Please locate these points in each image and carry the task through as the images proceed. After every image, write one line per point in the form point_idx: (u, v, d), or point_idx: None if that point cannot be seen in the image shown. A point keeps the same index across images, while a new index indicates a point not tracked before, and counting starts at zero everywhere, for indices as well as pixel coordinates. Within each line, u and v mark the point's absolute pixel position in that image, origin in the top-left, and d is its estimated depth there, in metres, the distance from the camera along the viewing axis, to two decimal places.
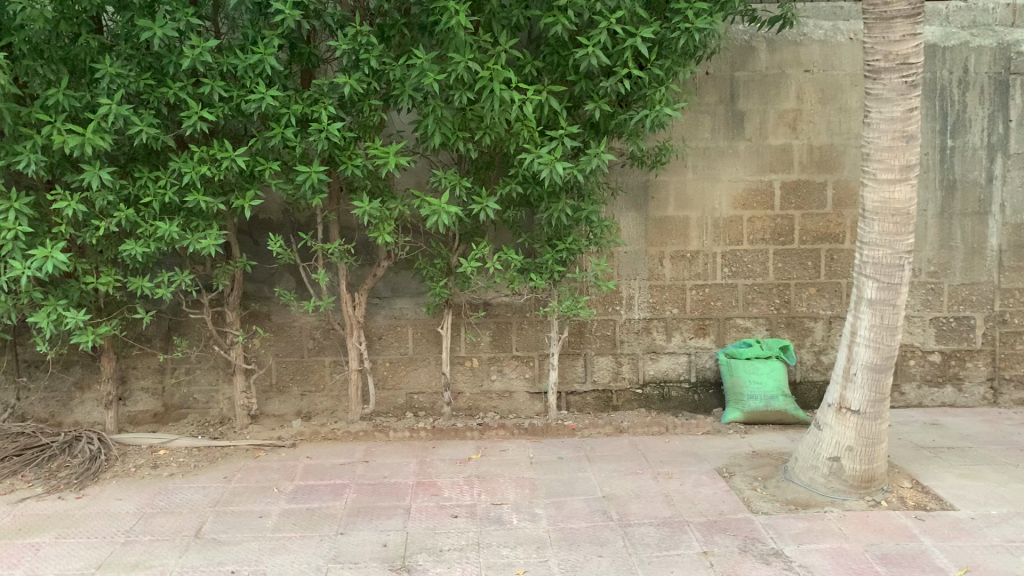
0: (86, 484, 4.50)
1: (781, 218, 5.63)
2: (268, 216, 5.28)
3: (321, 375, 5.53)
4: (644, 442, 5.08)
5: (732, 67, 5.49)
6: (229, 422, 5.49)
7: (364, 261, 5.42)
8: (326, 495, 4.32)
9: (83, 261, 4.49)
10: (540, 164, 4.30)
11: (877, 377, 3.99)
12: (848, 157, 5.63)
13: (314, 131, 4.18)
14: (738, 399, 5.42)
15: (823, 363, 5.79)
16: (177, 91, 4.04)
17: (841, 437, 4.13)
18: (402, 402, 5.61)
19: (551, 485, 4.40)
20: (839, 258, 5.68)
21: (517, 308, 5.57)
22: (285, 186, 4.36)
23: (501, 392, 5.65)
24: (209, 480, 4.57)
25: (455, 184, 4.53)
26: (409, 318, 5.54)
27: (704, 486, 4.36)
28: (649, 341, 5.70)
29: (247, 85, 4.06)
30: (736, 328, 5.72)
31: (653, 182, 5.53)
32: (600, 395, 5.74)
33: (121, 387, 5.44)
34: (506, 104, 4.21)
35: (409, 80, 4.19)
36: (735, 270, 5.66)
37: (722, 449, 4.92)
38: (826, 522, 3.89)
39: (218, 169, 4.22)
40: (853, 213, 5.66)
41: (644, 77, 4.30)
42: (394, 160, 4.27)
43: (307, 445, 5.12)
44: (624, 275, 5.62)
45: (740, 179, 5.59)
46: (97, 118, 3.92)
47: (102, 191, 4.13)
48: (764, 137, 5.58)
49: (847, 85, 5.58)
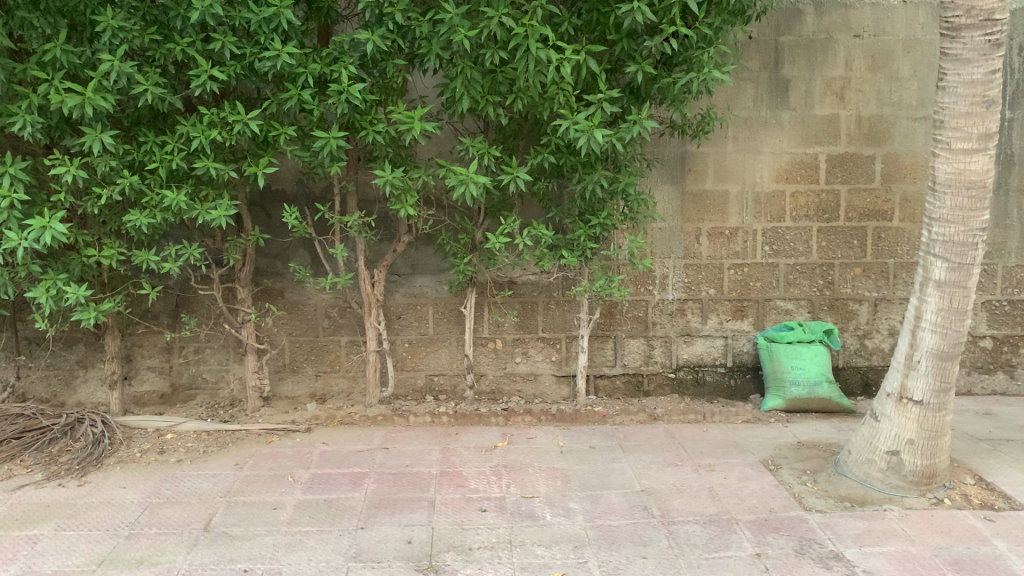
0: (89, 470, 4.22)
1: (825, 192, 5.29)
2: (281, 186, 4.98)
3: (337, 355, 5.23)
4: (681, 431, 4.78)
5: (777, 31, 5.13)
6: (240, 404, 5.21)
7: (383, 236, 5.10)
8: (344, 485, 4.03)
9: (85, 232, 4.20)
10: (576, 131, 3.97)
11: (944, 365, 3.66)
12: (898, 129, 5.27)
13: (333, 93, 3.85)
14: (780, 385, 5.10)
15: (867, 347, 5.47)
16: (185, 47, 3.71)
17: (901, 430, 3.82)
18: (422, 385, 5.31)
19: (585, 477, 4.10)
20: (886, 236, 5.34)
21: (544, 287, 5.26)
22: (301, 154, 4.05)
23: (526, 375, 5.35)
24: (219, 468, 4.28)
25: (483, 152, 4.19)
26: (429, 296, 5.23)
27: (750, 479, 4.06)
28: (684, 323, 5.38)
29: (262, 42, 3.73)
30: (776, 310, 5.40)
31: (691, 153, 5.19)
32: (630, 379, 5.44)
33: (127, 366, 5.16)
34: (541, 64, 3.87)
35: (436, 38, 3.84)
36: (776, 248, 5.33)
37: (764, 440, 4.61)
38: (887, 522, 3.59)
39: (229, 134, 3.90)
40: (903, 188, 5.31)
41: (692, 36, 3.97)
42: (420, 125, 3.94)
43: (323, 430, 4.83)
44: (658, 253, 5.30)
45: (784, 151, 5.25)
46: (98, 77, 3.60)
47: (104, 156, 3.82)
48: (810, 106, 5.22)
49: (899, 52, 5.21)
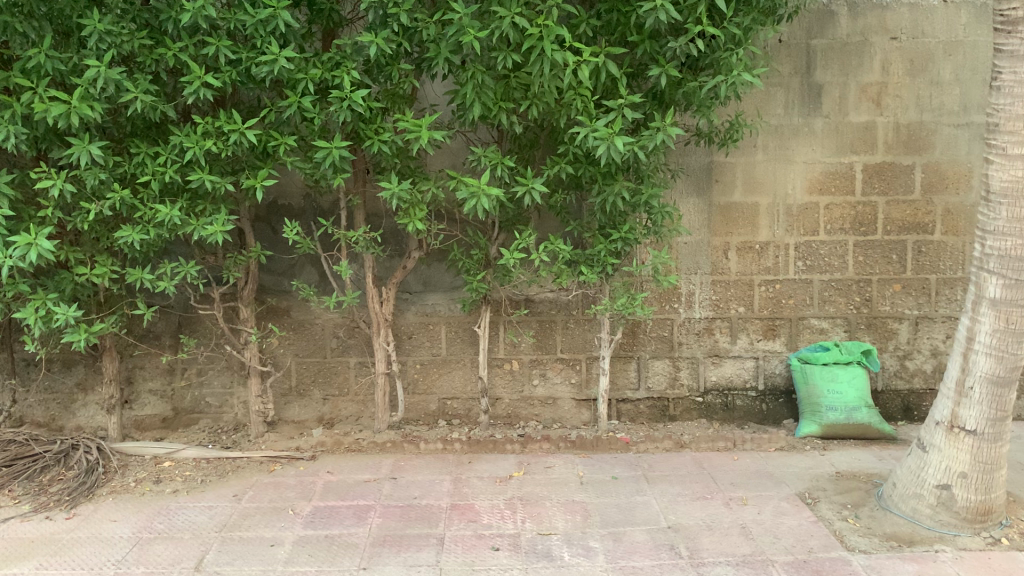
0: (79, 501, 3.98)
1: (862, 204, 4.98)
2: (287, 201, 4.75)
3: (345, 378, 4.97)
4: (710, 460, 4.47)
5: (809, 33, 4.84)
6: (245, 429, 4.96)
7: (393, 251, 4.85)
8: (348, 520, 3.76)
9: (76, 250, 3.98)
10: (595, 140, 3.71)
11: (999, 392, 3.34)
12: (940, 136, 4.95)
13: (335, 100, 3.61)
14: (815, 410, 4.77)
15: (908, 369, 5.13)
16: (176, 52, 3.50)
17: (952, 462, 3.48)
18: (434, 409, 5.04)
19: (606, 511, 3.80)
20: (927, 250, 5.02)
21: (563, 305, 4.97)
22: (302, 165, 3.81)
23: (544, 399, 5.06)
24: (217, 499, 4.03)
25: (496, 162, 3.93)
26: (442, 315, 4.96)
27: (786, 515, 3.73)
28: (712, 344, 5.08)
29: (258, 46, 3.51)
30: (810, 329, 5.08)
31: (718, 163, 4.90)
32: (654, 404, 5.13)
33: (127, 389, 4.93)
34: (557, 68, 3.61)
35: (444, 40, 3.59)
36: (809, 263, 5.02)
37: (801, 470, 4.29)
38: (939, 566, 3.27)
39: (225, 145, 3.67)
40: (946, 199, 4.99)
41: (721, 36, 3.70)
42: (428, 134, 3.68)
43: (328, 457, 4.57)
44: (684, 269, 5.00)
45: (817, 160, 4.95)
46: (84, 84, 3.39)
47: (93, 168, 3.60)
48: (844, 113, 4.92)
49: (940, 55, 4.90)
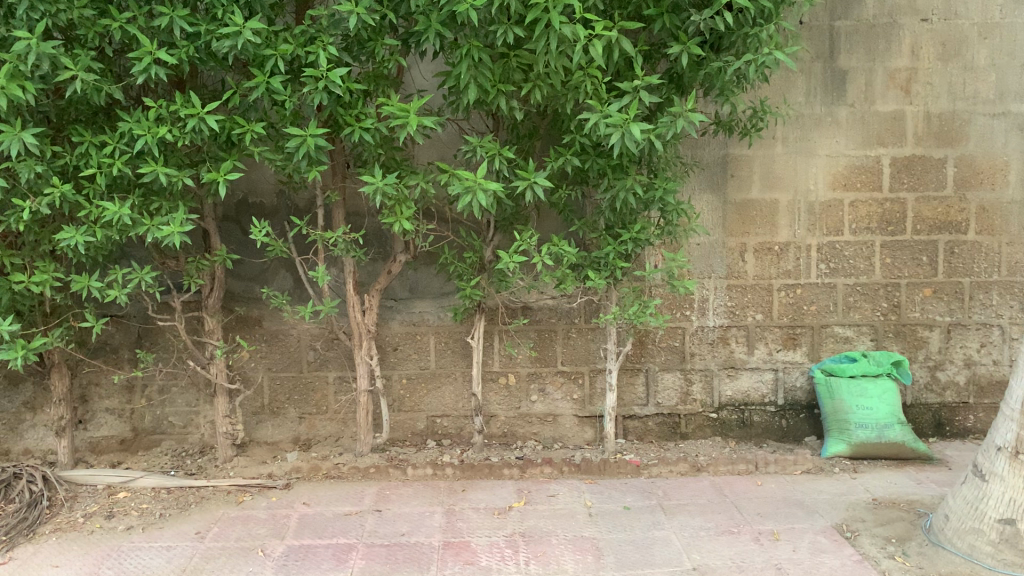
0: (16, 543, 3.47)
1: (890, 202, 4.55)
2: (258, 199, 4.28)
3: (323, 394, 4.49)
4: (732, 485, 4.02)
5: (833, 14, 4.42)
6: (212, 452, 4.46)
7: (376, 254, 4.38)
8: (326, 563, 3.27)
9: (13, 254, 3.47)
10: (607, 127, 3.24)
11: None
12: (974, 127, 4.53)
13: (309, 81, 3.13)
14: (842, 428, 4.34)
15: (939, 381, 4.71)
16: (123, 24, 3.01)
17: (1017, 494, 3.03)
18: (422, 428, 4.57)
19: (621, 550, 3.34)
20: (960, 252, 4.60)
21: (564, 313, 4.52)
22: (273, 156, 3.32)
23: (544, 416, 4.59)
24: (176, 538, 3.53)
25: (494, 153, 3.45)
26: (430, 324, 4.49)
27: (825, 553, 3.29)
28: (727, 354, 4.63)
29: (219, 16, 3.03)
30: (834, 338, 4.65)
31: (733, 156, 4.47)
32: (664, 420, 4.68)
33: (81, 408, 4.42)
34: (565, 44, 3.14)
35: (436, 12, 3.13)
36: (833, 266, 4.58)
37: (833, 497, 3.85)
38: None
39: (182, 132, 3.18)
40: (981, 196, 4.57)
41: (750, 9, 3.26)
42: (416, 120, 3.20)
43: (303, 486, 4.08)
44: (697, 272, 4.56)
45: (841, 153, 4.52)
46: (13, 60, 2.90)
47: (27, 160, 3.10)
48: (871, 101, 4.48)
49: (975, 38, 4.48)
